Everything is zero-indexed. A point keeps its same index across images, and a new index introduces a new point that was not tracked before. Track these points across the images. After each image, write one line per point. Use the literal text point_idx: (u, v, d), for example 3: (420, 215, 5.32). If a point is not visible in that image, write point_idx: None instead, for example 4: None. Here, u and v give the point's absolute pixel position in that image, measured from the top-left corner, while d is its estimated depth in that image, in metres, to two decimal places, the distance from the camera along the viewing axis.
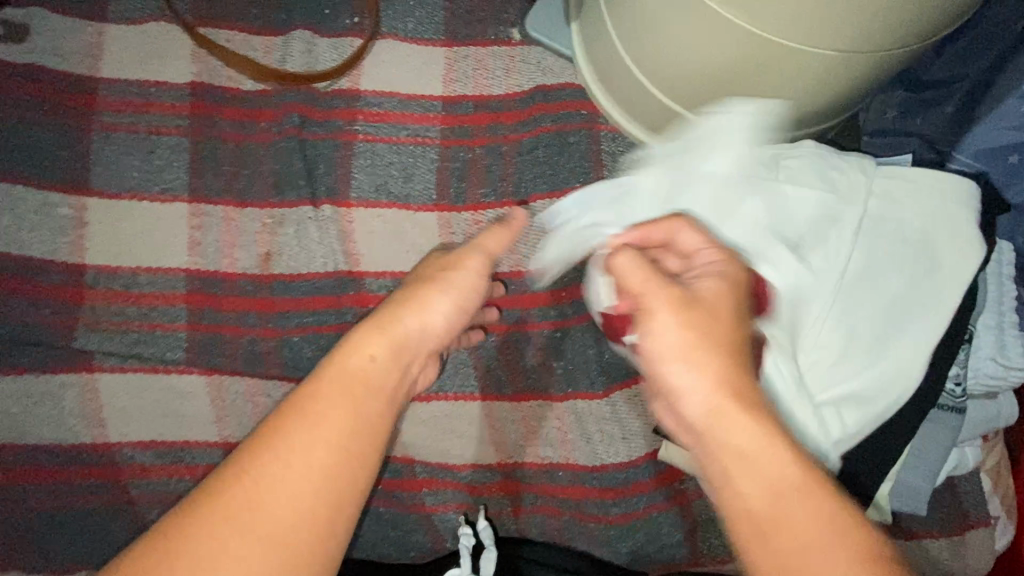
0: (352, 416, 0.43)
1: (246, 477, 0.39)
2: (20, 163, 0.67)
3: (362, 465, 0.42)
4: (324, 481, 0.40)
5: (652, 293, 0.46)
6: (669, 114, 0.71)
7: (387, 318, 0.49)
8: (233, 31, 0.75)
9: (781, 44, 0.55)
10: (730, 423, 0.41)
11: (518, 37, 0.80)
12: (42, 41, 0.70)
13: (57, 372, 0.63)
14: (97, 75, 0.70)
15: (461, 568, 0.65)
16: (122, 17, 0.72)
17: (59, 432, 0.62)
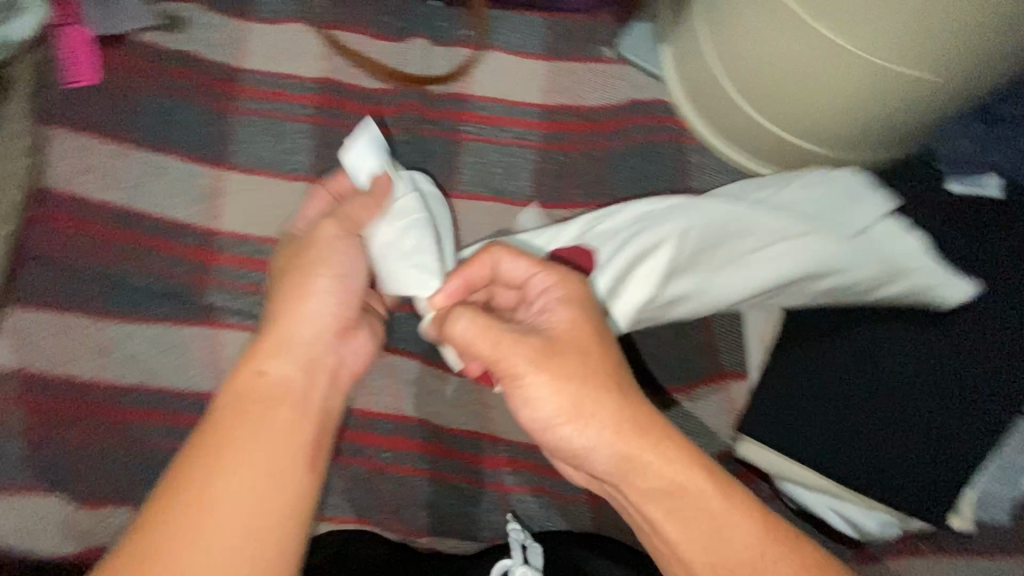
0: (262, 437, 0.48)
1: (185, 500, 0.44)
2: (165, 135, 0.74)
3: (291, 479, 0.47)
4: (270, 499, 0.46)
5: (563, 344, 0.50)
6: (761, 132, 0.77)
7: (279, 334, 0.54)
8: (359, 33, 0.82)
9: (879, 70, 0.61)
10: (664, 462, 0.49)
11: (612, 56, 0.87)
12: (195, 33, 0.78)
13: (187, 324, 0.68)
14: (239, 66, 0.78)
15: (512, 559, 0.60)
16: (263, 16, 0.80)
17: (183, 380, 0.67)
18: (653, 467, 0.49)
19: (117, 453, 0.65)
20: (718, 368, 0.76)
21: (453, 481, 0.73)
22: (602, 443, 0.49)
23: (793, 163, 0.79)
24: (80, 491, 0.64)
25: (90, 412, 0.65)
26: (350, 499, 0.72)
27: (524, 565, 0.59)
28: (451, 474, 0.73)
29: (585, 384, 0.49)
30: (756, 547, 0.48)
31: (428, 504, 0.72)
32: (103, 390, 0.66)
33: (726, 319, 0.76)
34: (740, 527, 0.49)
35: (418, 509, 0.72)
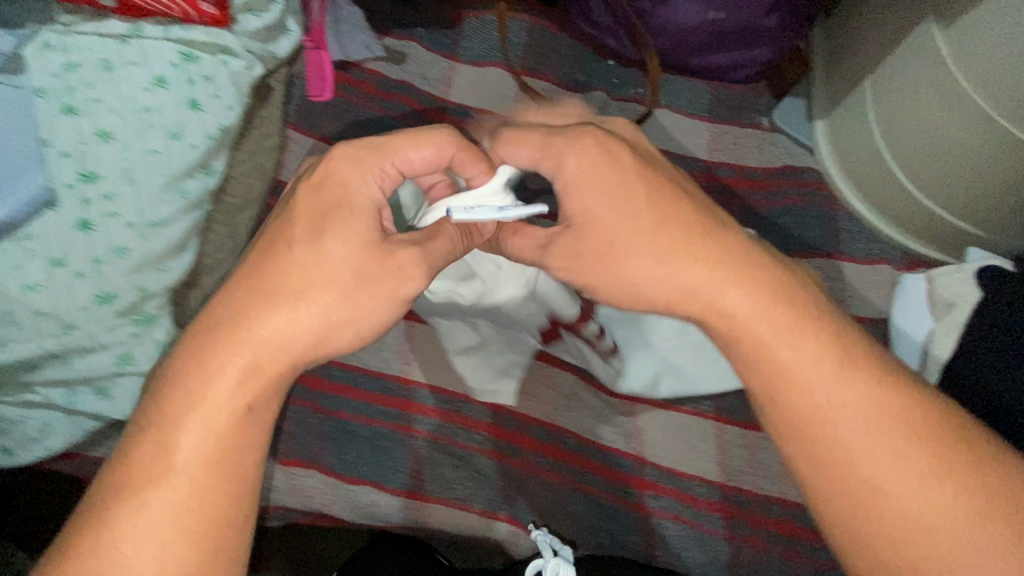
0: (196, 446, 0.51)
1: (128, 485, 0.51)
2: None
3: (223, 487, 0.52)
4: (192, 496, 0.51)
5: (628, 247, 0.57)
6: (912, 207, 0.84)
7: (272, 286, 0.54)
8: (547, 81, 0.93)
9: None
10: (849, 416, 0.53)
11: (766, 124, 0.97)
12: (413, 66, 0.90)
13: None
14: (446, 98, 0.89)
15: (544, 560, 0.66)
16: (468, 58, 0.92)
17: (378, 362, 0.76)
18: (849, 436, 0.52)
19: (313, 421, 0.73)
20: None
21: (598, 496, 0.77)
22: (755, 319, 0.56)
23: (942, 240, 0.84)
24: (278, 449, 0.71)
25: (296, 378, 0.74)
26: (504, 497, 0.75)
27: (555, 560, 0.65)
28: (596, 488, 0.77)
29: (717, 272, 0.57)
30: (928, 418, 0.52)
31: (575, 513, 0.76)
32: None
33: None
34: (900, 441, 0.51)
35: (563, 517, 0.76)
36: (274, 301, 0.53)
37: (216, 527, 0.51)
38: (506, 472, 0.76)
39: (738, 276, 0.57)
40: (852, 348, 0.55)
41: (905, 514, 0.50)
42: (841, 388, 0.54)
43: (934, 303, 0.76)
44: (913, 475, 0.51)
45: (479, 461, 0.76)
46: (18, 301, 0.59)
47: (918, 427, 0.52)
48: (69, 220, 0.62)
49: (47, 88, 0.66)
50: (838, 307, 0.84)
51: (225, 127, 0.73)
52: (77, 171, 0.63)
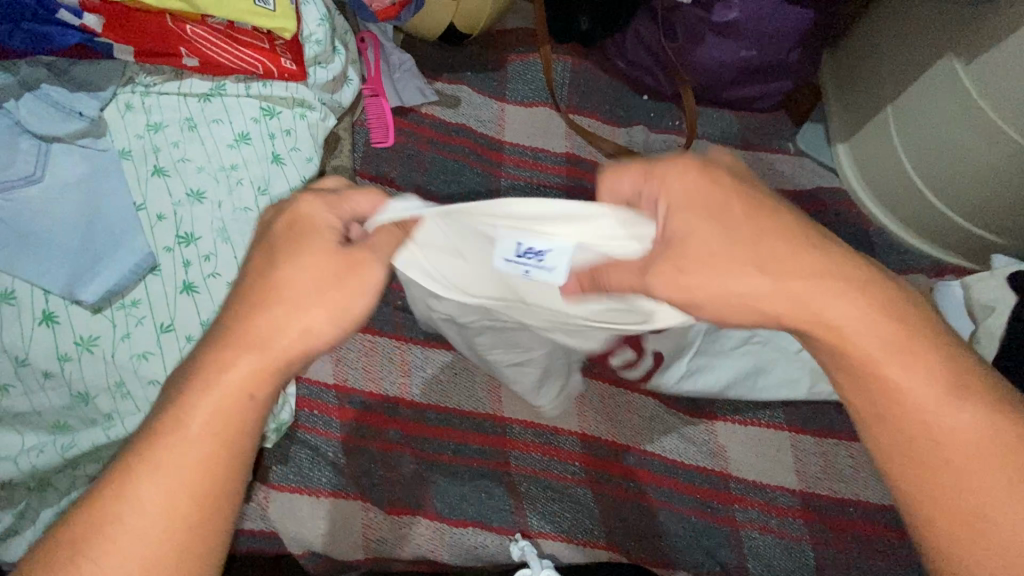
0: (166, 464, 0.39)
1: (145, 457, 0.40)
2: (452, 191, 0.87)
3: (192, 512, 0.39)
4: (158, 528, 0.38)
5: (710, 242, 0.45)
6: (939, 217, 0.92)
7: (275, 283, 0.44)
8: (593, 119, 0.98)
9: None
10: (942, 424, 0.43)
11: (793, 149, 1.05)
12: (468, 109, 0.93)
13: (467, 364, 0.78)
14: (502, 139, 0.93)
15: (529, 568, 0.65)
16: (516, 100, 0.96)
17: (471, 402, 0.77)
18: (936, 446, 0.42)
19: (413, 466, 0.73)
20: None
21: (689, 515, 0.79)
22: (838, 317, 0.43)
23: (961, 247, 0.94)
24: (384, 498, 0.71)
25: (393, 424, 0.74)
26: (604, 525, 0.76)
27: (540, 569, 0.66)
28: (686, 508, 0.79)
29: (824, 278, 0.44)
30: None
31: (672, 533, 0.78)
32: (406, 406, 0.75)
33: None
34: None
35: (659, 539, 0.77)
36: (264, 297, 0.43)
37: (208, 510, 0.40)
38: (602, 500, 0.77)
39: (840, 278, 0.44)
40: (968, 378, 0.42)
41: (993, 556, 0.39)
42: (944, 417, 0.41)
43: (972, 307, 0.84)
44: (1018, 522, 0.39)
45: (576, 492, 0.77)
46: (131, 371, 0.58)
47: (1019, 469, 0.40)
48: (172, 283, 0.61)
49: (133, 149, 0.64)
50: None
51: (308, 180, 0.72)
52: (174, 234, 0.62)
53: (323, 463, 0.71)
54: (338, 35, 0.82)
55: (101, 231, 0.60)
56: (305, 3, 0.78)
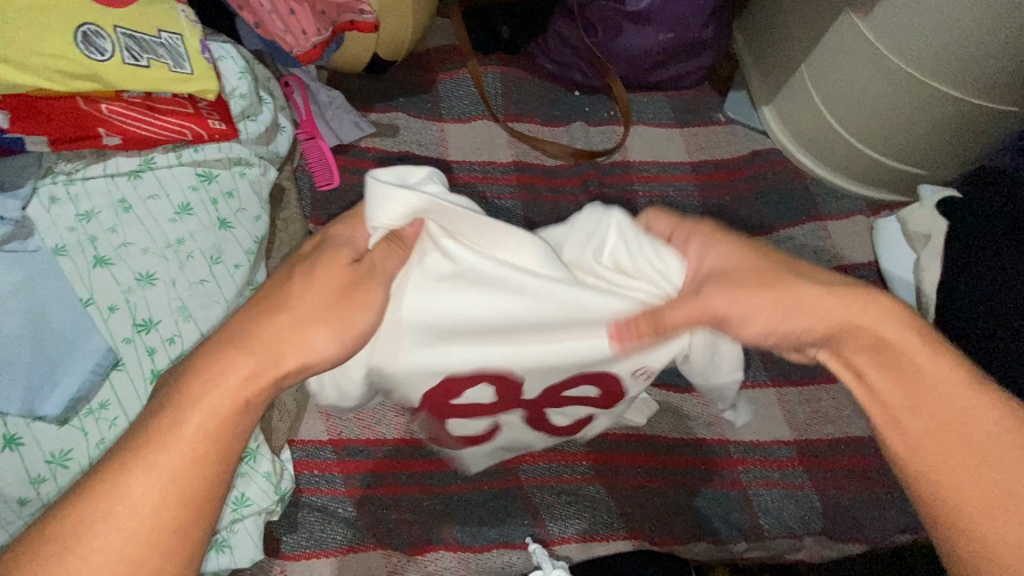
0: (172, 468, 0.40)
1: (118, 473, 0.40)
2: None
3: (154, 517, 0.39)
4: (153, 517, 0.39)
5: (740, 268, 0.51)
6: (863, 159, 0.98)
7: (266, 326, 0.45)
8: (532, 123, 0.99)
9: (962, 101, 0.83)
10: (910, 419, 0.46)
11: (724, 119, 1.08)
12: (408, 135, 0.93)
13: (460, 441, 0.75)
14: (448, 159, 0.93)
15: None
16: (453, 117, 0.96)
17: None
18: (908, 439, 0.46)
19: (427, 503, 0.72)
20: None
21: (697, 487, 0.82)
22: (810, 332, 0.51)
23: (888, 183, 1.00)
24: (404, 540, 0.70)
25: (399, 465, 0.73)
26: (622, 516, 0.77)
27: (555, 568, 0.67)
28: (693, 482, 0.82)
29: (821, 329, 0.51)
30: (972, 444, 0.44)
31: (687, 507, 0.80)
32: (406, 445, 0.74)
33: None
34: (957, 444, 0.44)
35: (676, 516, 0.79)
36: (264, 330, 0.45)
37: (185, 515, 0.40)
38: (617, 494, 0.79)
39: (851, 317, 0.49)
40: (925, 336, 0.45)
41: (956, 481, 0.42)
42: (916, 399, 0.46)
43: (909, 238, 0.92)
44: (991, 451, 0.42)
45: (590, 490, 0.78)
46: None
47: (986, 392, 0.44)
48: (140, 375, 0.58)
49: (66, 244, 0.61)
50: (837, 261, 0.96)
51: (262, 238, 0.69)
52: (131, 322, 0.60)
53: (333, 521, 0.69)
54: (261, 85, 0.80)
55: (51, 338, 0.57)
56: (222, 58, 0.75)
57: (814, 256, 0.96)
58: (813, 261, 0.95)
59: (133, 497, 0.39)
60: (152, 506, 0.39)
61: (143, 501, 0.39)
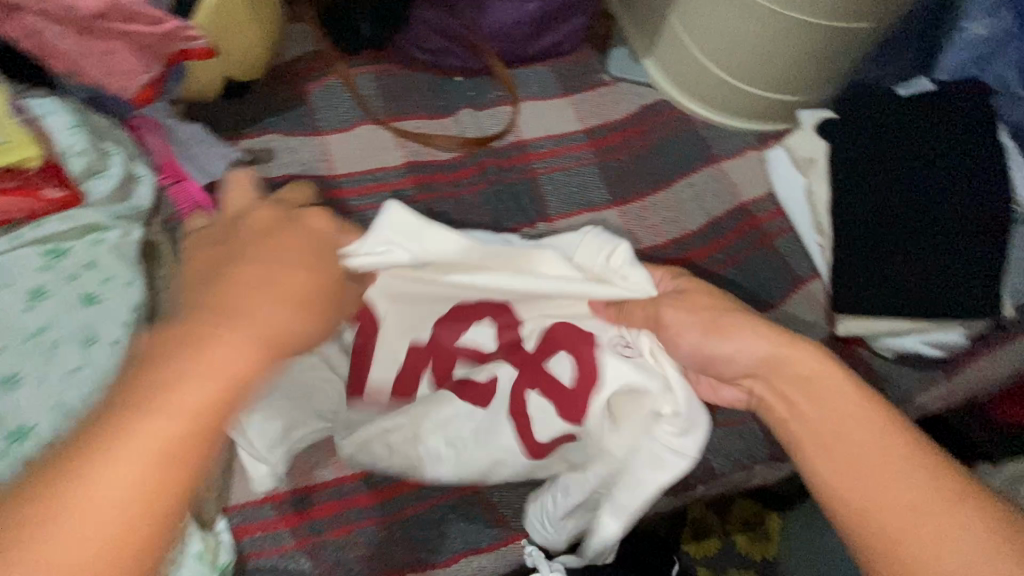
0: (165, 431, 0.37)
1: (79, 456, 0.35)
2: None
3: (170, 476, 0.37)
4: (144, 495, 0.36)
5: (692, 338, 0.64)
6: (744, 96, 1.00)
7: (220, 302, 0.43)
8: (416, 119, 0.94)
9: (822, 25, 0.86)
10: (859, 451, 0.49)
11: (609, 78, 1.06)
12: (287, 157, 0.87)
13: (412, 464, 0.75)
14: (335, 174, 0.88)
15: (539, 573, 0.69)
16: (332, 129, 0.90)
17: None
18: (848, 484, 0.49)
19: (383, 533, 0.70)
20: (800, 278, 0.94)
21: None
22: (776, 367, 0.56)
23: (770, 115, 1.04)
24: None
25: (345, 503, 0.71)
26: None
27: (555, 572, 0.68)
28: None
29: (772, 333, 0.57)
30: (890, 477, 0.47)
31: None
32: (350, 482, 0.73)
33: (786, 239, 0.96)
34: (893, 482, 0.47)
35: None
36: (225, 294, 0.44)
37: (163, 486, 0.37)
38: None
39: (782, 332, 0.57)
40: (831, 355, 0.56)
41: (869, 517, 0.46)
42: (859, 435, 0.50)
43: (798, 164, 0.96)
44: (909, 507, 0.45)
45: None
46: None
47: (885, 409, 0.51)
48: None
49: None
50: (738, 199, 0.98)
51: (139, 305, 0.63)
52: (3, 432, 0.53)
53: None
54: (104, 133, 0.72)
55: None
56: (48, 115, 0.68)
57: (717, 199, 0.97)
58: (716, 204, 0.97)
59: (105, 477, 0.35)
60: (126, 481, 0.36)
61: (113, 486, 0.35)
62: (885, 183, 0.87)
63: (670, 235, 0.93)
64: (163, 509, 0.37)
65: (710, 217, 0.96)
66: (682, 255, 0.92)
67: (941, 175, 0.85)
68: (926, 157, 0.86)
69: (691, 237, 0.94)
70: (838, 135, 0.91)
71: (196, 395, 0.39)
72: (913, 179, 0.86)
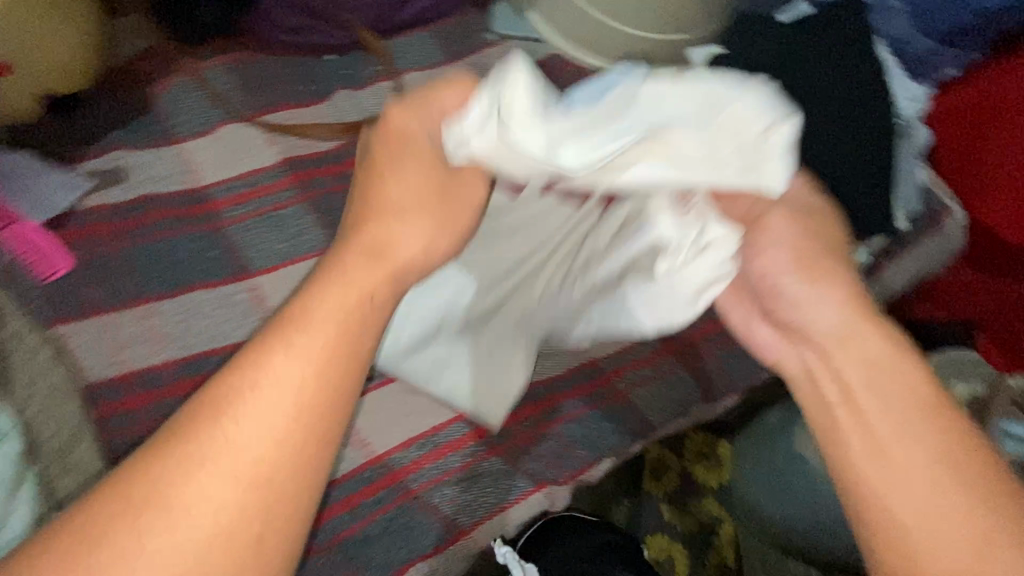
0: (261, 424, 0.40)
1: (200, 449, 0.39)
2: (182, 271, 0.73)
3: (279, 483, 0.39)
4: (251, 500, 0.39)
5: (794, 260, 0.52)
6: (632, 41, 0.96)
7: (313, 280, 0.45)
8: (287, 110, 0.85)
9: None
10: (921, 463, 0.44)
11: (495, 37, 0.99)
12: (142, 175, 0.77)
13: (344, 483, 0.73)
14: (201, 185, 0.78)
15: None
16: (190, 134, 0.80)
17: (341, 464, 0.74)
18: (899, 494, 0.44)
19: (325, 559, 0.70)
20: None
21: (584, 414, 0.82)
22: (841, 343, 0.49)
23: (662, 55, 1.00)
24: (390, 563, 0.70)
25: None
26: (523, 474, 0.78)
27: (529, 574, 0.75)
28: (578, 411, 0.82)
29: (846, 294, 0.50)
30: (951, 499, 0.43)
31: (579, 438, 0.81)
32: None
33: None
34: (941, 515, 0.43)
35: (575, 447, 0.81)
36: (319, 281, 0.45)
37: (271, 497, 0.39)
38: (516, 457, 0.78)
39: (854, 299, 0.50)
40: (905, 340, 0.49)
41: (895, 525, 0.44)
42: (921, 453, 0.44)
43: None
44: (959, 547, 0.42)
45: (500, 441, 0.79)
46: None
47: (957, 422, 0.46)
48: None
49: None
50: None
51: None
52: None
53: None
54: None
55: None
56: None
57: None
58: None
59: (213, 495, 0.38)
60: (236, 496, 0.38)
61: (221, 506, 0.38)
62: (808, 95, 0.85)
63: None
64: (290, 508, 0.39)
65: None
66: None
67: (852, 83, 0.86)
68: (829, 76, 0.86)
69: None
70: (739, 58, 0.89)
71: (307, 375, 0.41)
72: (812, 99, 0.85)
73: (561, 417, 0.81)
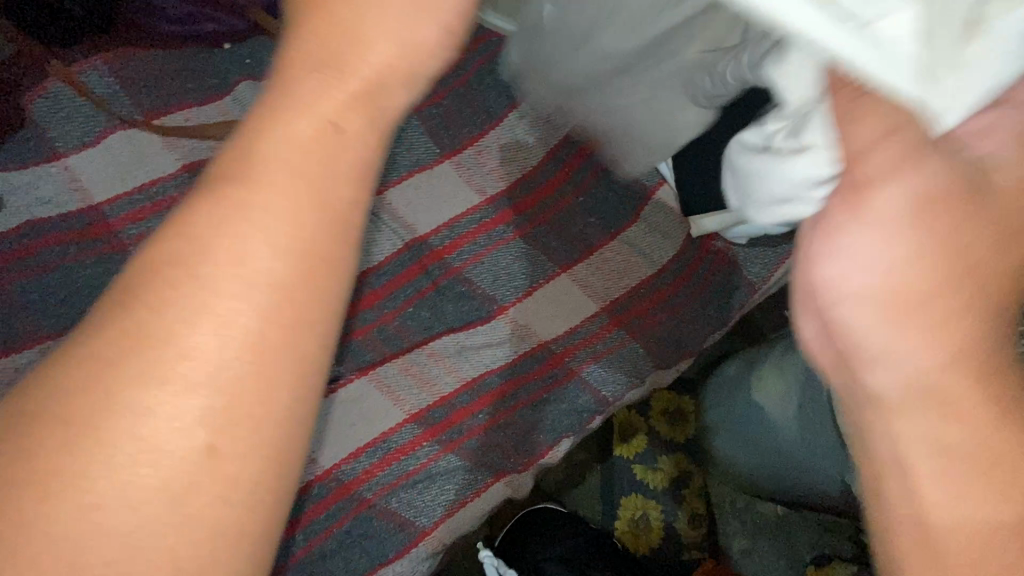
0: (217, 330, 0.28)
1: (115, 378, 0.27)
2: (81, 300, 0.67)
3: (246, 435, 0.28)
4: (200, 462, 0.27)
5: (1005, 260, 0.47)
6: None
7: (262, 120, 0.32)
8: (184, 109, 0.78)
9: None
10: None
11: None
12: (22, 198, 0.70)
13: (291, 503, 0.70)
14: (94, 203, 0.71)
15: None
16: (73, 147, 0.73)
17: None
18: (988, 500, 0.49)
19: None
20: (647, 188, 0.92)
21: (538, 398, 0.81)
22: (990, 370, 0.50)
23: None
24: (360, 566, 0.70)
25: None
26: (481, 466, 0.77)
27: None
28: (532, 395, 0.81)
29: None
30: None
31: (535, 423, 0.80)
32: None
33: None
34: None
35: (529, 433, 0.80)
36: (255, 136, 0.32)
37: (248, 440, 0.28)
38: (468, 453, 0.77)
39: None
40: None
41: None
42: None
43: None
44: None
45: (451, 434, 0.77)
46: None
47: None
48: None
49: None
50: None
51: None
52: None
53: None
54: None
55: None
56: None
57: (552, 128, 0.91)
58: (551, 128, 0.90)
59: (151, 432, 0.27)
60: (177, 456, 0.27)
61: (163, 456, 0.27)
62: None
63: (510, 177, 0.88)
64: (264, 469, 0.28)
65: (547, 147, 0.90)
66: (526, 198, 0.88)
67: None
68: None
69: (532, 173, 0.89)
70: None
71: (278, 258, 0.29)
72: None
73: (514, 405, 0.80)
